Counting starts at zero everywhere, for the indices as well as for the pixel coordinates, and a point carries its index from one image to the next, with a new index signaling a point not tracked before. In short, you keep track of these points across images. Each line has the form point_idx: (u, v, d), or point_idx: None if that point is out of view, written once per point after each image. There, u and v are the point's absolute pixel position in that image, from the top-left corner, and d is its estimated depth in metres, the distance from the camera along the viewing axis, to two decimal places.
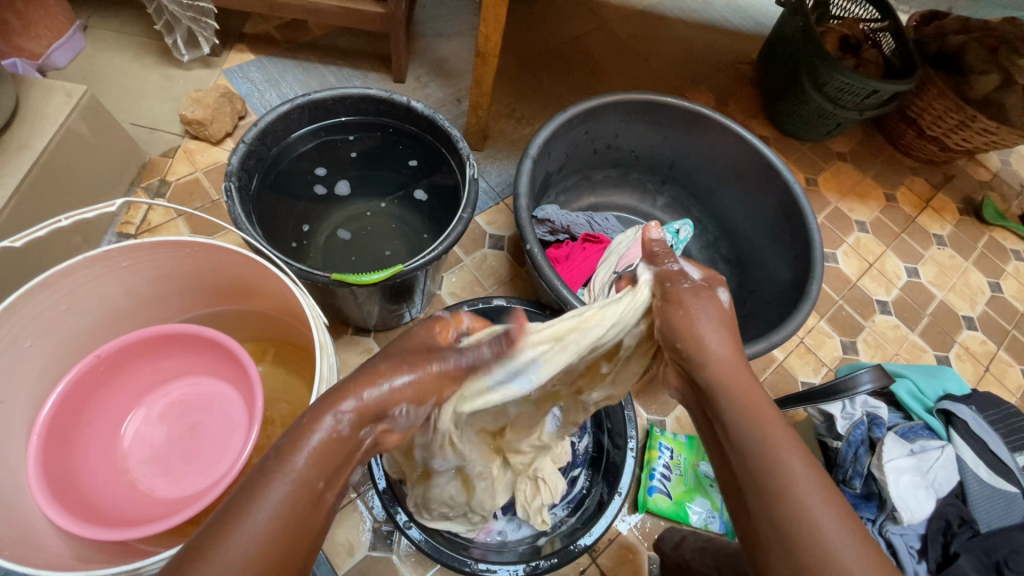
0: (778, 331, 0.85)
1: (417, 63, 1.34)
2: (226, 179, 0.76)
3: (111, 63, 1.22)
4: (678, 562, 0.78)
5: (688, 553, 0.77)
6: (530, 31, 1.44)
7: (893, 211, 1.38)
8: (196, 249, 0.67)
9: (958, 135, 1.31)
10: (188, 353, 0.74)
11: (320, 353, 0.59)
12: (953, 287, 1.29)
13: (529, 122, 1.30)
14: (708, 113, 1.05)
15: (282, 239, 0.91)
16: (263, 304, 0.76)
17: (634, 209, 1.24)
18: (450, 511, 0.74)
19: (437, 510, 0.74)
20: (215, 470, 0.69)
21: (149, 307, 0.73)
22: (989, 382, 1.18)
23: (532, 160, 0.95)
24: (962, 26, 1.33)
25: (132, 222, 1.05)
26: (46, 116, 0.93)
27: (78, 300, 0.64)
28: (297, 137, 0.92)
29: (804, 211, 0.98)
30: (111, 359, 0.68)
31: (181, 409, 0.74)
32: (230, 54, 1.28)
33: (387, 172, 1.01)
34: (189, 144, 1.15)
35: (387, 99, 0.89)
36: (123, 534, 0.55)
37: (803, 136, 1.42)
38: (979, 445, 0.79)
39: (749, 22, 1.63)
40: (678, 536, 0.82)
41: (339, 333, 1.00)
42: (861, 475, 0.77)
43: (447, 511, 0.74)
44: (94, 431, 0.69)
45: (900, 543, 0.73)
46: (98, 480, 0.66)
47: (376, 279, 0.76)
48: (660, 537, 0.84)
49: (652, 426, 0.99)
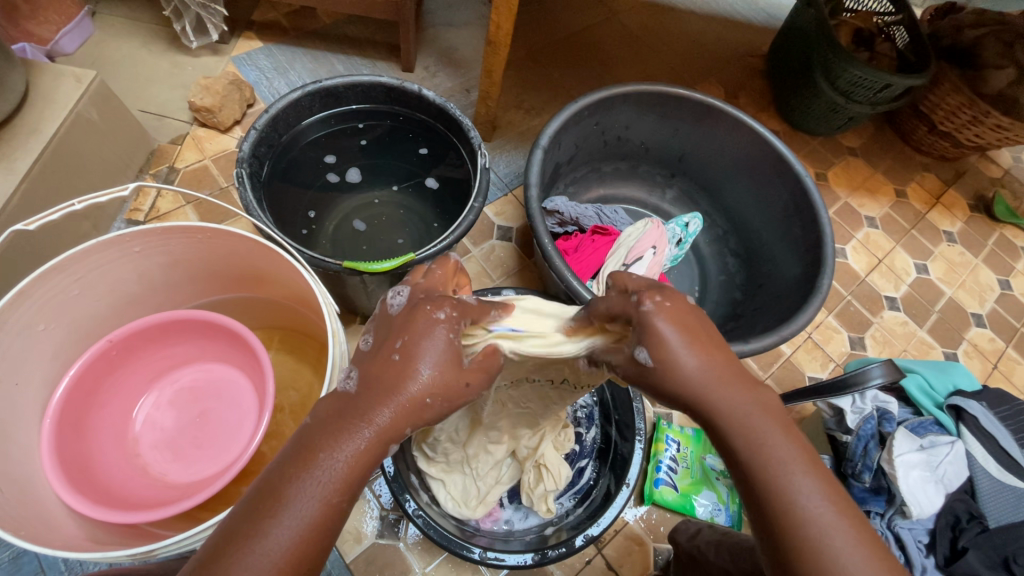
0: (788, 325, 0.86)
1: (426, 52, 1.33)
2: (237, 165, 0.76)
3: (119, 48, 1.22)
4: (692, 552, 0.78)
5: (703, 544, 0.78)
6: (540, 21, 1.43)
7: (903, 207, 1.37)
8: (208, 235, 0.67)
9: (971, 131, 1.30)
10: (199, 339, 0.74)
11: (332, 340, 0.59)
12: (962, 284, 1.28)
13: (539, 113, 1.29)
14: (720, 106, 1.04)
15: (292, 226, 0.91)
16: (275, 292, 0.76)
17: (643, 201, 1.24)
18: (451, 454, 0.76)
19: (440, 447, 0.75)
20: (226, 455, 0.69)
21: (161, 293, 0.74)
22: (997, 379, 1.17)
23: (543, 150, 0.95)
24: (977, 20, 1.32)
25: (141, 209, 1.05)
26: (56, 100, 0.92)
27: (91, 284, 0.65)
28: (308, 124, 0.91)
29: (816, 205, 0.97)
30: (123, 344, 0.69)
31: (192, 395, 0.74)
32: (239, 42, 1.28)
33: (397, 161, 1.01)
34: (198, 132, 1.15)
35: (398, 86, 0.89)
36: (142, 516, 0.56)
37: (813, 130, 1.41)
38: (989, 441, 0.78)
39: (761, 15, 1.61)
40: (695, 528, 0.83)
41: (348, 322, 1.00)
42: (870, 469, 0.77)
43: (450, 451, 0.76)
44: (106, 415, 0.69)
45: (909, 537, 0.72)
46: (110, 464, 0.67)
47: (387, 267, 0.75)
48: (677, 530, 0.85)
49: (659, 419, 0.99)
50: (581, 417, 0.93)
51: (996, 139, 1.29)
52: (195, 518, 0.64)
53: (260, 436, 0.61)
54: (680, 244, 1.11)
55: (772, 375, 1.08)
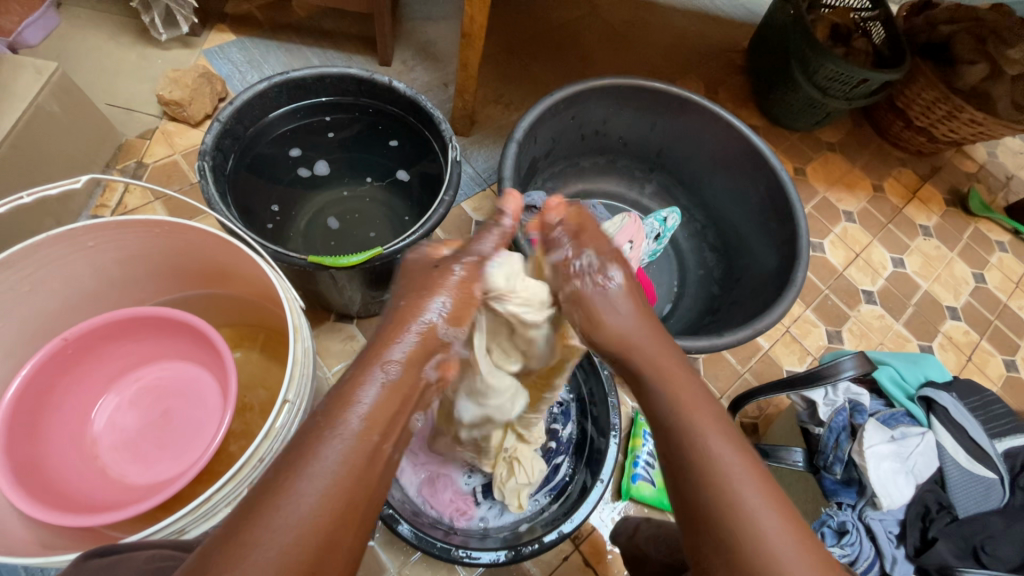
0: (764, 318, 0.85)
1: (403, 46, 1.31)
2: (199, 158, 0.74)
3: (86, 41, 1.19)
4: (635, 553, 0.75)
5: (642, 543, 0.75)
6: (520, 16, 1.42)
7: (881, 201, 1.38)
8: (165, 229, 0.65)
9: (946, 126, 1.31)
10: (161, 337, 0.72)
11: (294, 336, 0.57)
12: (938, 277, 1.29)
13: (517, 108, 1.28)
14: (696, 99, 1.03)
15: (259, 220, 0.89)
16: (241, 288, 0.75)
17: (621, 196, 1.23)
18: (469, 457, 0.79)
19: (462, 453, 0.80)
20: (189, 456, 0.67)
21: (120, 289, 0.72)
22: (971, 371, 1.19)
23: (517, 144, 0.93)
24: (951, 16, 1.33)
25: (107, 205, 1.02)
26: (14, 92, 0.90)
27: (42, 280, 0.62)
28: (275, 118, 0.89)
29: (791, 199, 0.97)
30: (80, 342, 0.66)
31: (154, 394, 0.73)
32: (211, 34, 1.25)
33: (371, 156, 0.99)
34: (168, 126, 1.12)
35: (367, 78, 0.87)
36: (89, 520, 0.54)
37: (791, 125, 1.42)
38: (958, 432, 0.79)
39: (741, 10, 1.61)
40: (633, 526, 0.80)
41: (320, 320, 0.98)
42: (841, 461, 0.76)
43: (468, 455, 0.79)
44: (64, 416, 0.67)
45: (880, 528, 0.73)
46: (67, 467, 0.65)
47: (354, 262, 0.74)
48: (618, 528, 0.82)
49: (637, 414, 0.98)
50: (557, 414, 0.91)
51: (971, 134, 1.30)
52: (155, 519, 0.63)
53: (223, 433, 0.59)
54: (659, 238, 1.11)
55: (750, 369, 1.08)
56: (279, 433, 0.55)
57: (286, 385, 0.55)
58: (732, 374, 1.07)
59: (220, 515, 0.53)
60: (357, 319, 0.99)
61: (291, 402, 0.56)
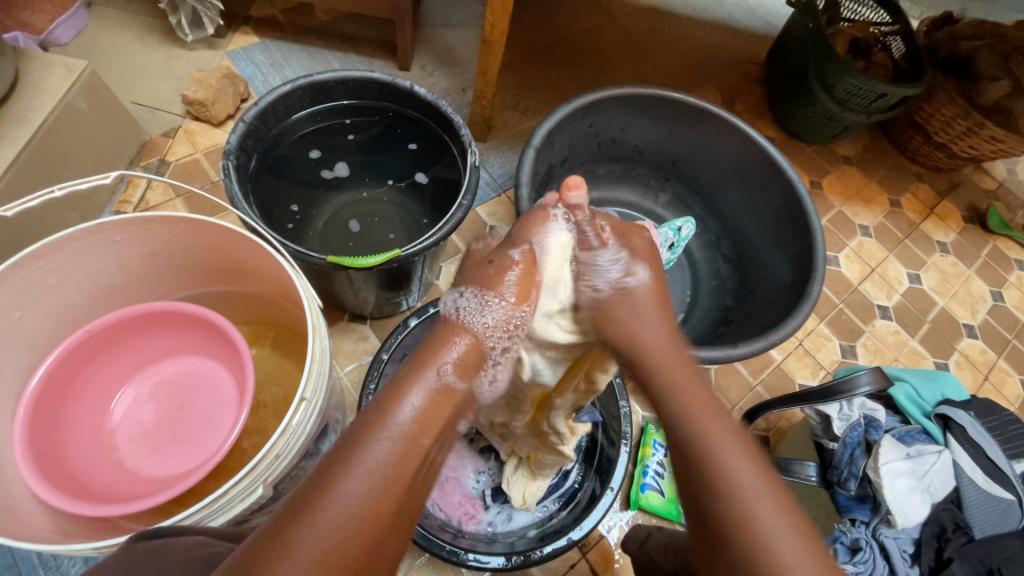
0: (777, 330, 0.85)
1: (422, 51, 1.32)
2: (223, 157, 0.75)
3: (115, 40, 1.21)
4: (644, 560, 0.75)
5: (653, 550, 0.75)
6: (539, 23, 1.43)
7: (897, 217, 1.37)
8: (190, 226, 0.66)
9: (965, 143, 1.30)
10: (180, 333, 0.73)
11: (312, 335, 0.58)
12: (954, 294, 1.28)
13: (534, 115, 1.29)
14: (714, 109, 1.03)
15: (278, 220, 0.90)
16: (259, 286, 0.76)
17: (636, 205, 1.23)
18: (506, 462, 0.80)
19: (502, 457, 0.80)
20: (205, 450, 0.68)
21: (142, 283, 0.73)
22: (988, 391, 1.17)
23: (534, 150, 0.94)
24: (974, 32, 1.32)
25: (130, 201, 1.04)
26: (45, 89, 0.92)
27: (69, 274, 0.64)
28: (297, 120, 0.91)
29: (807, 212, 0.97)
30: (103, 334, 0.68)
31: (171, 389, 0.74)
32: (235, 36, 1.27)
33: (389, 159, 1.00)
34: (190, 125, 1.14)
35: (389, 83, 0.88)
36: (107, 510, 0.55)
37: (808, 138, 1.41)
38: (976, 451, 0.78)
39: (760, 22, 1.61)
40: (644, 533, 0.80)
41: (335, 320, 0.99)
42: (856, 477, 0.76)
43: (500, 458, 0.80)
44: (83, 407, 0.69)
45: (894, 546, 0.72)
46: (86, 456, 0.66)
47: (371, 263, 0.74)
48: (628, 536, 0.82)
49: (647, 423, 0.98)
50: None
51: (991, 151, 1.29)
52: (168, 513, 0.63)
53: (239, 429, 0.60)
54: (673, 247, 1.11)
55: (762, 382, 1.08)
56: (295, 430, 0.55)
57: (304, 382, 0.56)
58: (743, 387, 1.06)
59: (236, 509, 0.53)
60: (370, 320, 1.00)
61: (308, 400, 0.56)
